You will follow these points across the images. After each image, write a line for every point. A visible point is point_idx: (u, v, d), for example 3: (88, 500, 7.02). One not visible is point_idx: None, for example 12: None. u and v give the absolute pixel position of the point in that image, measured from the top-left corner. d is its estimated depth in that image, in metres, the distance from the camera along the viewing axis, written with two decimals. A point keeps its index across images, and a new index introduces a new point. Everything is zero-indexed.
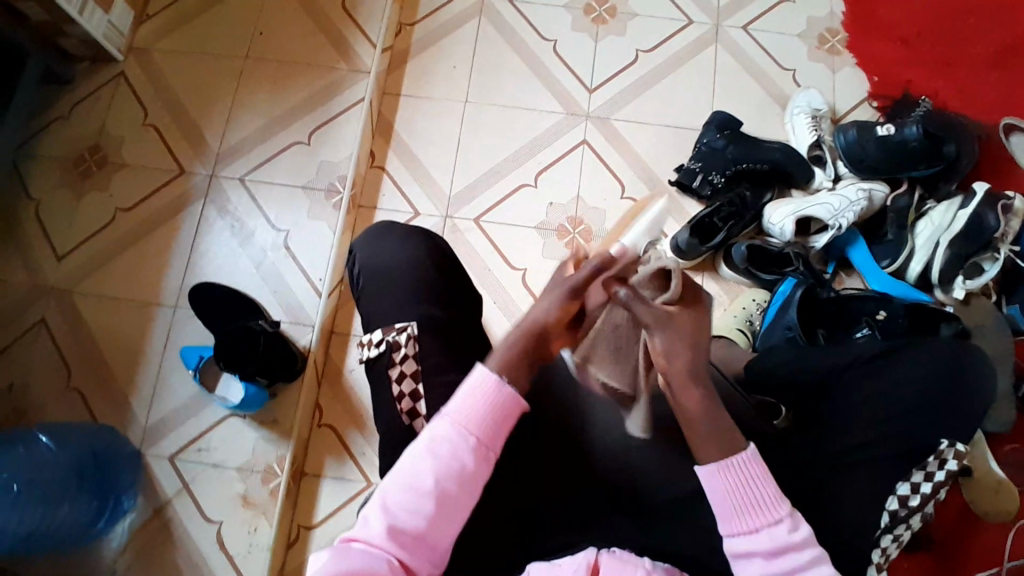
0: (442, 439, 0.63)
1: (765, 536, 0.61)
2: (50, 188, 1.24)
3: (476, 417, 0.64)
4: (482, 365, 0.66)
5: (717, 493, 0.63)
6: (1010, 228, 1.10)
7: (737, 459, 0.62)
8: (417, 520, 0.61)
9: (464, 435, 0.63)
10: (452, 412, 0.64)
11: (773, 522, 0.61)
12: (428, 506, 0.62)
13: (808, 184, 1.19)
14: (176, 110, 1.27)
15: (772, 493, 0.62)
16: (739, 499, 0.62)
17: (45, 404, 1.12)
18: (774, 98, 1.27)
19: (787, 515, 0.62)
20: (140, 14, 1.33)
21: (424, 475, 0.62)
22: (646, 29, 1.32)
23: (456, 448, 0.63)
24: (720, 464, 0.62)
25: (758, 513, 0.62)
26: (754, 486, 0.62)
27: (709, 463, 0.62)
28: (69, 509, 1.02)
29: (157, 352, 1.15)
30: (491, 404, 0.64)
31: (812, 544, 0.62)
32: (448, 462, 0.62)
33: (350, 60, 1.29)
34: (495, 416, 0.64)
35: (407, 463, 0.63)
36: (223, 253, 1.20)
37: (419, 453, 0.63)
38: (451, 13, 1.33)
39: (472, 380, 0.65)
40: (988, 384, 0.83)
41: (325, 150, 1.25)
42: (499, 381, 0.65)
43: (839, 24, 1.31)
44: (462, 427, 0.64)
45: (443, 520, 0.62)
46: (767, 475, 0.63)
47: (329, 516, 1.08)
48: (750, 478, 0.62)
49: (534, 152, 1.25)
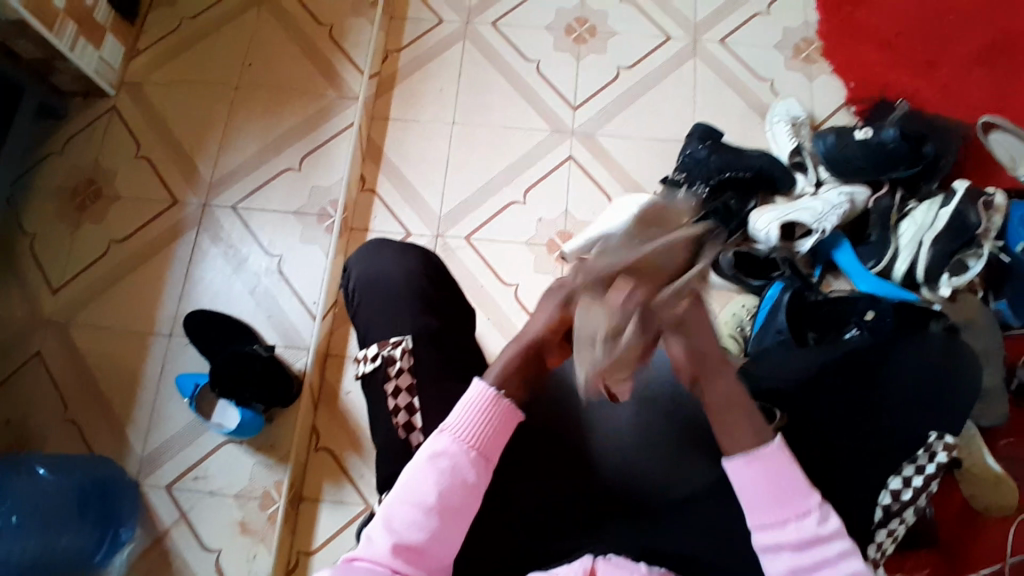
0: (443, 453, 0.65)
1: (795, 527, 0.63)
2: (44, 222, 1.25)
3: (476, 428, 0.66)
4: (478, 380, 0.68)
5: (745, 484, 0.65)
6: (992, 224, 1.12)
7: (766, 450, 0.64)
8: (423, 535, 0.62)
9: (464, 448, 0.65)
10: (452, 426, 0.66)
11: (803, 514, 0.63)
12: (433, 521, 0.62)
13: (791, 190, 1.21)
14: (167, 141, 1.30)
15: (799, 482, 0.64)
16: (765, 496, 0.64)
17: (42, 436, 1.12)
18: (754, 108, 1.30)
19: (816, 506, 0.64)
20: (130, 49, 1.36)
21: (427, 489, 0.63)
22: (627, 47, 1.35)
23: (458, 461, 0.65)
24: (751, 453, 0.65)
25: (780, 502, 0.64)
26: (781, 476, 0.64)
27: (738, 457, 0.65)
28: (69, 539, 1.02)
29: (154, 380, 1.15)
30: (488, 413, 0.67)
31: (842, 536, 0.63)
32: (450, 474, 0.64)
33: (339, 87, 1.32)
34: (493, 426, 0.67)
35: (409, 479, 0.64)
36: (217, 280, 1.21)
37: (421, 467, 0.64)
38: (437, 38, 1.37)
39: (468, 394, 0.67)
40: (976, 383, 0.86)
41: (316, 174, 1.27)
42: (496, 393, 0.67)
43: (815, 34, 1.34)
44: (463, 439, 0.66)
45: (446, 534, 0.63)
46: (794, 465, 0.65)
47: (329, 541, 1.07)
48: (778, 469, 0.64)
49: (523, 170, 1.27)
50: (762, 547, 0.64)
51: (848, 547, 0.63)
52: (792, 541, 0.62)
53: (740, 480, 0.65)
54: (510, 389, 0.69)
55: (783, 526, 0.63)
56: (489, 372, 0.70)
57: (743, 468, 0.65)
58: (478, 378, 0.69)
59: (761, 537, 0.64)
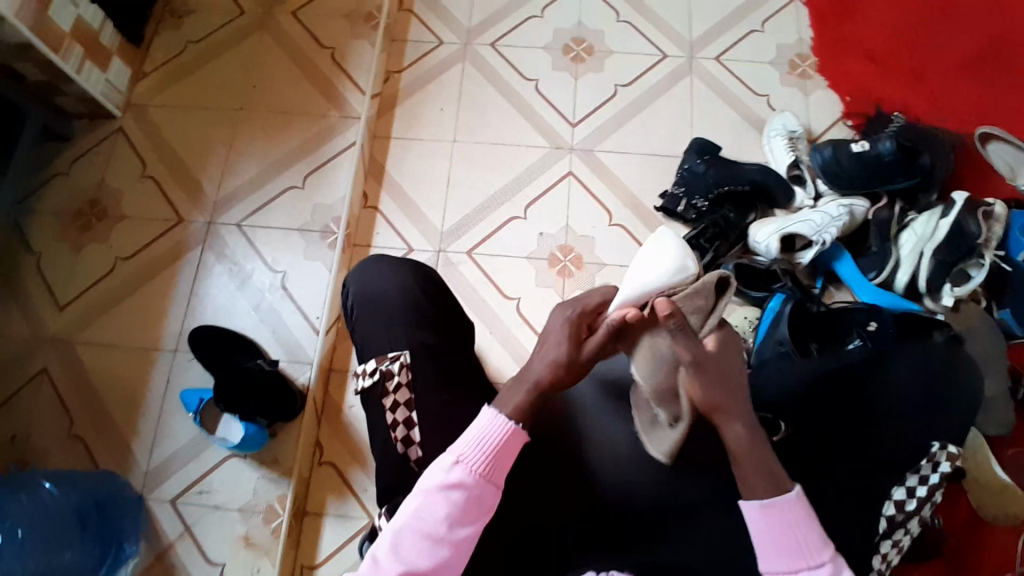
0: (456, 484, 0.64)
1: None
2: (52, 241, 1.27)
3: (490, 460, 0.65)
4: (493, 413, 0.67)
5: (759, 530, 0.63)
6: (993, 233, 1.13)
7: (782, 498, 0.62)
8: (430, 564, 0.62)
9: (478, 479, 0.64)
10: (467, 458, 0.65)
11: (816, 566, 0.61)
12: (443, 551, 0.62)
13: (789, 204, 1.22)
14: (172, 161, 1.32)
15: (814, 535, 0.62)
16: (779, 550, 0.62)
17: (46, 453, 1.13)
18: (751, 123, 1.32)
19: (830, 559, 0.61)
20: (137, 73, 1.39)
21: (438, 520, 0.63)
22: (623, 65, 1.37)
23: (471, 492, 0.64)
24: (765, 500, 0.63)
25: (794, 556, 0.62)
26: (796, 529, 0.62)
27: (757, 505, 0.63)
28: (72, 556, 1.02)
29: (158, 396, 1.16)
30: (503, 445, 0.66)
31: None
32: (463, 507, 0.63)
33: (341, 107, 1.35)
34: (507, 457, 0.66)
35: (419, 508, 0.63)
36: (221, 297, 1.22)
37: (433, 497, 0.63)
38: (437, 59, 1.39)
39: (484, 424, 0.66)
40: (976, 391, 0.86)
41: (319, 192, 1.29)
42: (514, 427, 0.66)
43: (809, 50, 1.36)
44: (477, 471, 0.64)
45: (455, 562, 0.63)
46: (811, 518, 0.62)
47: (332, 554, 1.06)
48: (795, 521, 0.62)
49: (522, 186, 1.29)
50: None
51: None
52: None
53: (756, 529, 0.63)
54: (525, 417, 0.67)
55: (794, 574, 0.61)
56: (502, 399, 0.68)
57: (757, 517, 0.63)
58: (490, 407, 0.68)
59: None
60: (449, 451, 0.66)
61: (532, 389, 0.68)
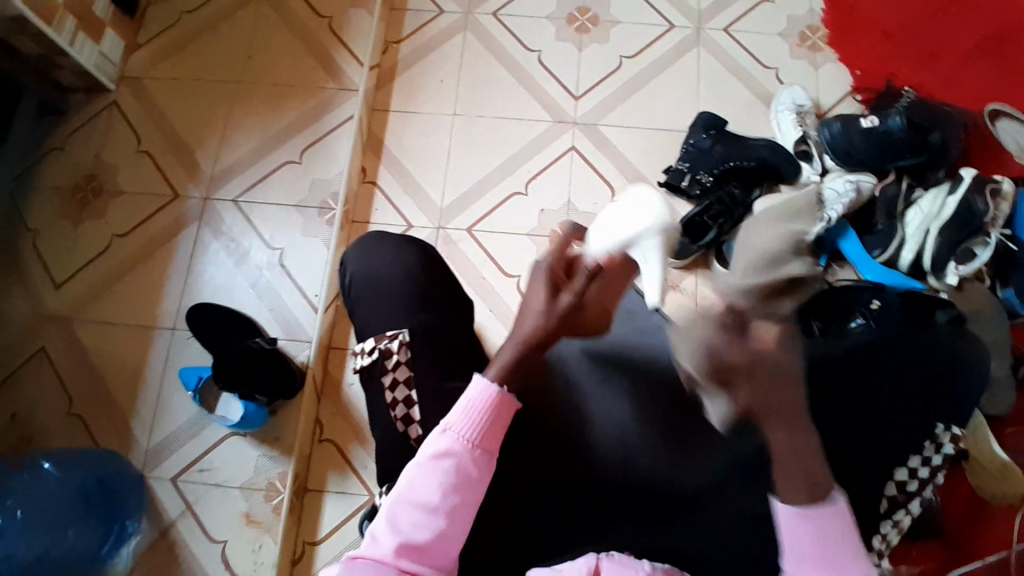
0: (447, 453, 0.64)
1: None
2: (47, 218, 1.25)
3: (480, 428, 0.65)
4: (481, 378, 0.66)
5: (795, 538, 0.59)
6: (1000, 212, 1.11)
7: (824, 508, 0.59)
8: (427, 534, 0.62)
9: (468, 446, 0.64)
10: (456, 426, 0.65)
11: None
12: (438, 521, 0.62)
13: (797, 180, 1.19)
14: (167, 135, 1.30)
15: (853, 548, 0.59)
16: (816, 561, 0.58)
17: (48, 431, 1.13)
18: (757, 97, 1.29)
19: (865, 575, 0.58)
20: (130, 44, 1.35)
21: (430, 490, 0.63)
22: (629, 36, 1.34)
23: (462, 460, 0.64)
24: (807, 509, 0.59)
25: (833, 572, 0.58)
26: (835, 543, 0.59)
27: (792, 510, 0.59)
28: (76, 532, 1.03)
29: (158, 374, 1.16)
30: (491, 411, 0.65)
31: None
32: (455, 475, 0.63)
33: (338, 79, 1.32)
34: (496, 424, 0.65)
35: (412, 480, 0.63)
36: (219, 274, 1.21)
37: (424, 467, 0.63)
38: (437, 28, 1.35)
39: (472, 392, 0.66)
40: (982, 372, 0.85)
41: (317, 168, 1.26)
42: (499, 390, 0.65)
43: (819, 21, 1.33)
44: (467, 438, 0.64)
45: (451, 531, 0.62)
46: (846, 528, 0.59)
47: (334, 531, 1.07)
48: (830, 530, 0.59)
49: (524, 162, 1.27)
50: None
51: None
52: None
53: (790, 538, 0.59)
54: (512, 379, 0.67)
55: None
56: (492, 365, 0.67)
57: (795, 524, 0.59)
58: (479, 374, 0.67)
59: None
60: (439, 422, 0.66)
61: (517, 350, 0.67)
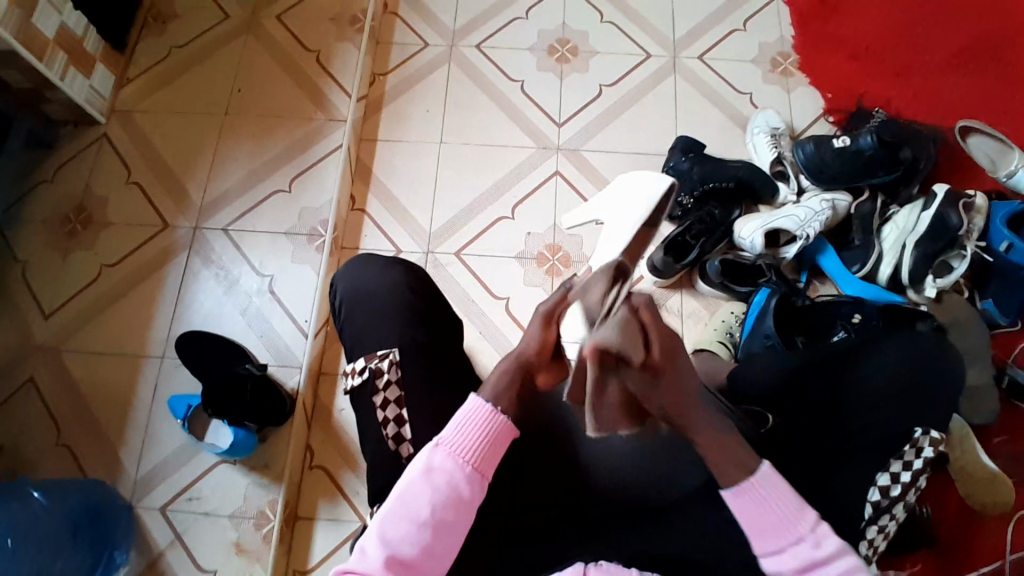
0: (438, 468, 0.64)
1: (790, 553, 0.63)
2: (36, 249, 1.26)
3: (473, 446, 0.66)
4: (475, 396, 0.68)
5: (742, 516, 0.64)
6: (973, 225, 1.13)
7: (754, 479, 0.64)
8: (415, 548, 0.62)
9: (460, 462, 0.65)
10: (449, 442, 0.66)
11: (798, 540, 0.63)
12: (426, 534, 0.62)
13: (774, 199, 1.24)
14: (157, 166, 1.32)
15: (792, 507, 0.63)
16: (769, 523, 0.63)
17: (33, 463, 1.11)
18: (734, 120, 1.33)
19: (807, 532, 0.63)
20: (121, 79, 1.38)
21: (421, 503, 0.63)
22: (608, 64, 1.38)
23: (452, 477, 0.64)
24: (741, 485, 0.64)
25: (787, 533, 0.63)
26: (773, 503, 0.63)
27: (729, 490, 0.64)
28: (63, 564, 1.00)
29: (146, 405, 1.15)
30: (485, 430, 0.66)
31: (842, 554, 0.63)
32: (448, 490, 0.64)
33: (327, 110, 1.35)
34: (490, 444, 0.66)
35: (403, 493, 0.63)
36: (209, 302, 1.22)
37: (415, 481, 0.64)
38: (422, 60, 1.40)
39: (464, 411, 0.67)
40: (958, 376, 0.87)
41: (307, 195, 1.29)
42: (492, 410, 0.67)
43: (790, 48, 1.38)
44: (460, 456, 0.65)
45: (438, 547, 0.62)
46: (784, 492, 0.64)
47: (324, 560, 1.06)
48: (769, 499, 0.63)
49: (510, 186, 1.30)
50: (768, 574, 0.64)
51: (850, 564, 0.62)
52: (787, 569, 0.62)
53: (735, 514, 0.65)
54: (506, 404, 0.68)
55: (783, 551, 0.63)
56: (483, 387, 0.69)
57: (738, 503, 0.64)
58: (473, 394, 0.69)
59: (764, 563, 0.64)
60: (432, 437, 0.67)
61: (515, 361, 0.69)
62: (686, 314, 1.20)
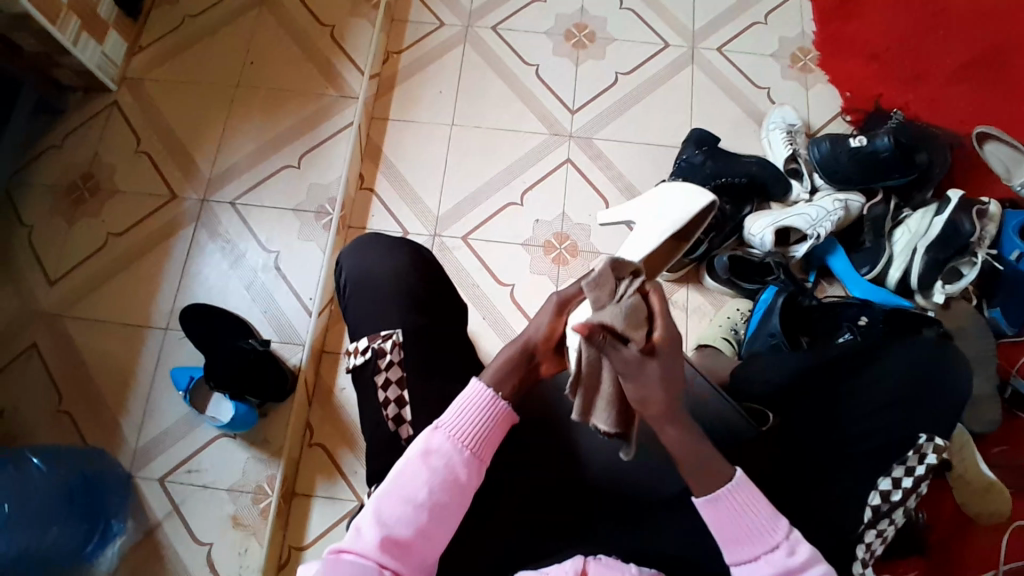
0: (436, 451, 0.64)
1: (764, 562, 0.62)
2: (43, 215, 1.26)
3: (471, 429, 0.65)
4: (475, 380, 0.67)
5: (715, 525, 0.63)
6: (986, 233, 1.12)
7: (725, 487, 0.63)
8: (410, 530, 0.62)
9: (458, 447, 0.65)
10: (447, 425, 0.66)
11: (771, 548, 0.62)
12: (422, 517, 0.62)
13: (786, 197, 1.22)
14: (167, 137, 1.31)
15: (765, 516, 0.62)
16: (742, 532, 0.62)
17: (34, 428, 1.12)
18: (750, 115, 1.32)
19: (783, 539, 0.62)
20: (133, 46, 1.37)
21: (417, 485, 0.63)
22: (625, 53, 1.36)
23: (451, 460, 0.64)
24: (714, 493, 0.63)
25: (759, 542, 0.62)
26: (745, 512, 0.62)
27: (701, 498, 0.63)
28: (58, 531, 1.00)
29: (148, 377, 1.15)
30: (484, 415, 0.66)
31: (815, 561, 0.62)
32: (444, 473, 0.64)
33: (339, 87, 1.33)
34: (489, 429, 0.66)
35: (400, 475, 0.64)
36: (214, 275, 1.21)
37: (413, 463, 0.64)
38: (437, 40, 1.38)
39: (464, 395, 0.67)
40: (964, 388, 0.86)
41: (315, 173, 1.28)
42: (493, 395, 0.67)
43: (811, 44, 1.36)
44: (457, 439, 0.65)
45: (433, 530, 0.63)
46: (755, 499, 0.63)
47: (320, 537, 1.07)
48: (740, 507, 0.62)
49: (520, 172, 1.29)
50: None
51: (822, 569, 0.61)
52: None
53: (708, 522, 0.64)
54: (509, 391, 0.68)
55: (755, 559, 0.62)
56: (486, 370, 0.69)
57: (713, 511, 0.63)
58: (475, 377, 0.68)
59: (736, 572, 0.63)
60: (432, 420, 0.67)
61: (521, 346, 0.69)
62: (691, 308, 1.20)
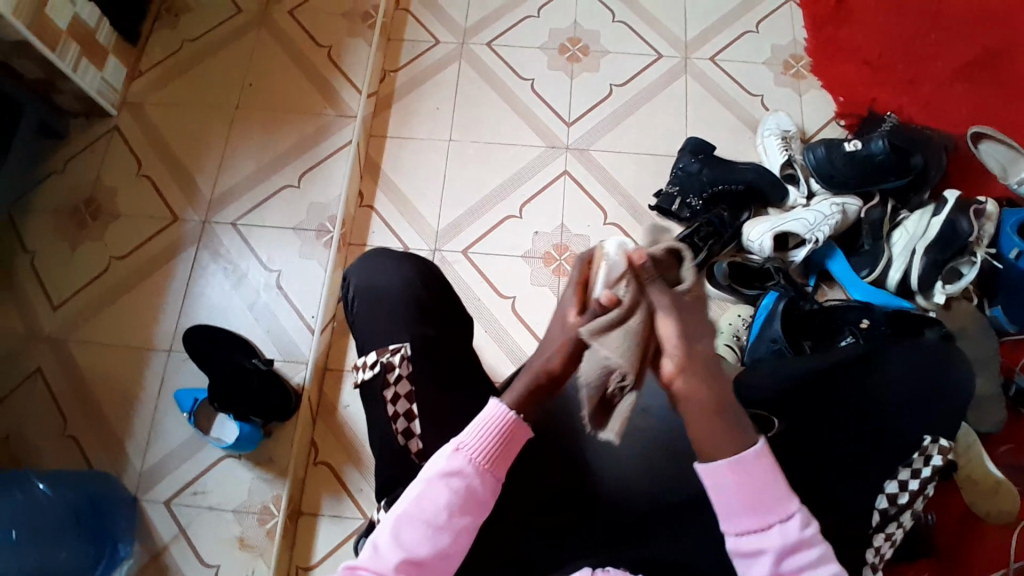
0: (458, 473, 0.64)
1: (775, 532, 0.60)
2: (46, 239, 1.27)
3: (492, 451, 0.64)
4: (497, 400, 0.65)
5: (725, 490, 0.61)
6: (984, 232, 1.12)
7: (744, 455, 0.61)
8: (430, 553, 0.62)
9: (479, 469, 0.64)
10: (468, 446, 0.64)
11: (785, 520, 0.60)
12: (445, 539, 0.62)
13: (783, 203, 1.23)
14: (168, 160, 1.32)
15: (780, 490, 0.61)
16: (748, 501, 0.61)
17: (39, 453, 1.12)
18: (745, 123, 1.33)
19: (797, 511, 0.61)
20: (133, 71, 1.39)
21: (438, 508, 0.63)
22: (619, 65, 1.38)
23: (471, 481, 0.64)
24: (729, 461, 0.61)
25: (768, 514, 0.61)
26: (762, 482, 0.61)
27: (717, 463, 0.61)
28: (67, 555, 0.99)
29: (153, 398, 1.16)
30: (506, 437, 0.65)
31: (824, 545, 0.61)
32: (464, 495, 0.63)
33: (337, 106, 1.35)
34: (509, 450, 0.65)
35: (421, 497, 0.63)
36: (216, 295, 1.22)
37: (434, 485, 0.63)
38: (432, 58, 1.40)
39: (486, 414, 0.65)
40: (971, 386, 0.86)
41: (315, 191, 1.29)
42: (516, 415, 0.65)
43: (802, 51, 1.38)
44: (478, 461, 0.64)
45: (453, 551, 0.63)
46: (773, 471, 0.61)
47: (327, 556, 1.07)
48: (759, 477, 0.61)
49: (519, 185, 1.29)
50: (739, 553, 0.61)
51: (828, 554, 0.60)
52: (771, 550, 0.60)
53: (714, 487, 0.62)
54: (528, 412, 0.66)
55: (764, 532, 0.61)
56: (508, 392, 0.66)
57: (723, 476, 0.61)
58: (496, 397, 0.66)
59: (738, 542, 0.61)
60: (452, 439, 0.66)
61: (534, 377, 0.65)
62: None
